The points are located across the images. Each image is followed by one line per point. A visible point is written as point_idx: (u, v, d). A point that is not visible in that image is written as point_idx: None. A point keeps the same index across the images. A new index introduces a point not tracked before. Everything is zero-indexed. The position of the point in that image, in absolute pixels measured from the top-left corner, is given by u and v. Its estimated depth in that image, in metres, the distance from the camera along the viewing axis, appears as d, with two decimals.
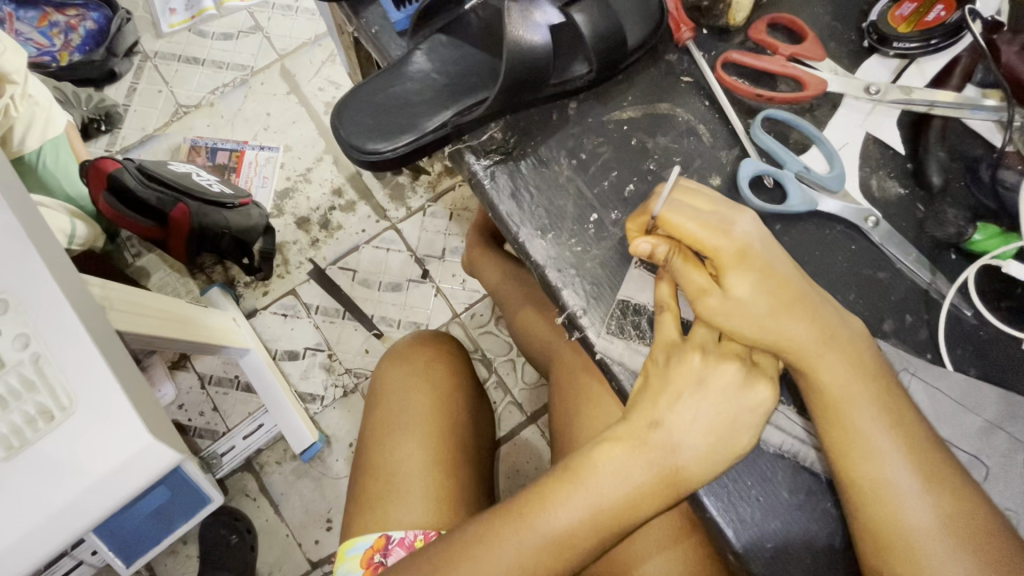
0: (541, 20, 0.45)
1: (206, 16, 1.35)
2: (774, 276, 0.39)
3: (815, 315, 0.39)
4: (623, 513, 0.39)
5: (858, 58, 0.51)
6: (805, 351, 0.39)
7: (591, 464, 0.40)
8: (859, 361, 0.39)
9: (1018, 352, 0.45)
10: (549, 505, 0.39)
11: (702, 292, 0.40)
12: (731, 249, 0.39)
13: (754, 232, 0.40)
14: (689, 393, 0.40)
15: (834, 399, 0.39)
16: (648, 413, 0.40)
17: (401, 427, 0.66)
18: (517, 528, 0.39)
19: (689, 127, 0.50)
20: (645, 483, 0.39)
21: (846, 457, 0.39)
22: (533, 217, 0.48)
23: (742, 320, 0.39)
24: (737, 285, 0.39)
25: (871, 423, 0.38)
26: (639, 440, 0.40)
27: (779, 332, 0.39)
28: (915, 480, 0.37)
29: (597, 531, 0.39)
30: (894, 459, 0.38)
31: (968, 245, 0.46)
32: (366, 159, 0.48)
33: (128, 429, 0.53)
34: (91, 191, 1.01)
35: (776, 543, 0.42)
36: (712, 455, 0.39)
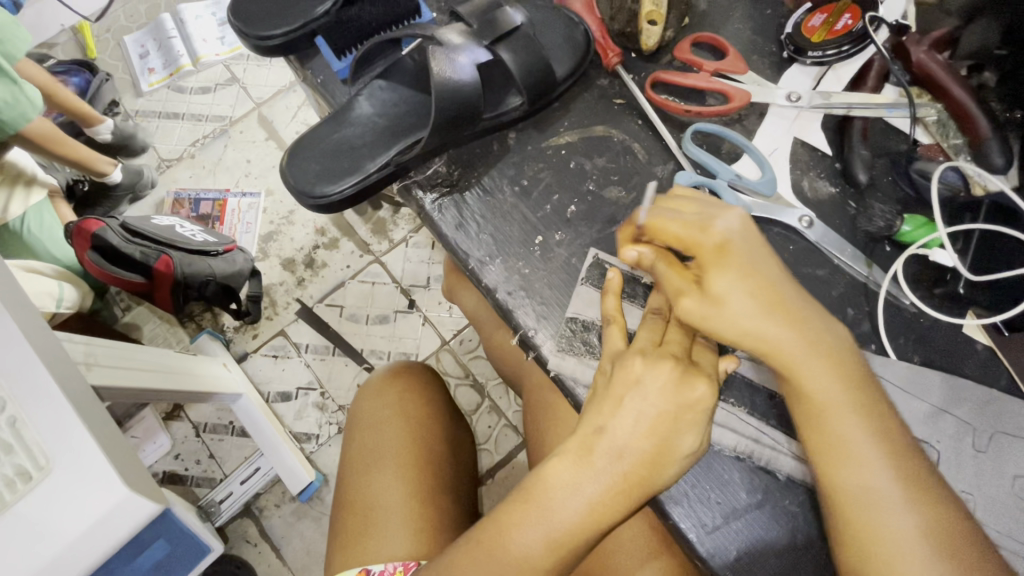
0: (465, 60, 0.47)
1: (184, 72, 1.40)
2: (753, 276, 0.39)
3: (797, 319, 0.39)
4: (580, 530, 0.39)
5: (780, 68, 0.53)
6: (790, 355, 0.38)
7: (544, 483, 0.41)
8: (840, 364, 0.39)
9: (959, 336, 0.46)
10: (508, 529, 0.40)
11: (680, 293, 0.41)
12: (711, 244, 0.40)
13: (735, 229, 0.41)
14: (631, 397, 0.40)
15: (819, 403, 0.38)
16: (594, 420, 0.41)
17: (377, 460, 0.67)
18: (480, 556, 0.40)
19: (625, 146, 0.52)
20: (598, 495, 0.39)
21: (828, 461, 0.38)
22: (480, 244, 0.50)
23: (723, 322, 0.39)
24: (717, 283, 0.39)
25: (852, 427, 0.38)
26: (588, 454, 0.40)
27: (760, 334, 0.39)
28: (897, 485, 0.37)
29: (556, 551, 0.39)
30: (876, 463, 0.37)
31: (898, 236, 0.47)
32: (316, 203, 0.50)
33: (103, 484, 0.54)
34: (76, 251, 1.03)
35: (738, 545, 0.42)
36: (654, 456, 0.39)
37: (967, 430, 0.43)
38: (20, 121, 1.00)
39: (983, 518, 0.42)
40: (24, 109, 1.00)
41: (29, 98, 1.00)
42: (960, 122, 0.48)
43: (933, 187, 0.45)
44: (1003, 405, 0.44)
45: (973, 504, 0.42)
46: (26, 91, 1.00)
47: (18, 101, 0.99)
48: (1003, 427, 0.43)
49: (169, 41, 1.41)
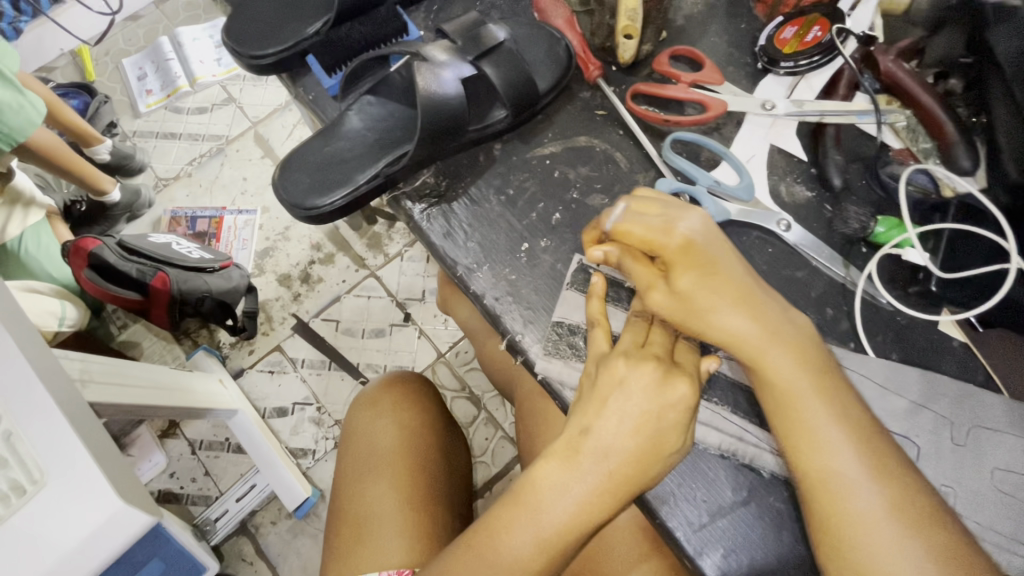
0: (449, 75, 0.49)
1: (181, 93, 1.42)
2: (713, 271, 0.41)
3: (759, 311, 0.40)
4: (569, 531, 0.40)
5: (755, 79, 0.56)
6: (755, 345, 0.40)
7: (534, 485, 0.41)
8: (805, 353, 0.40)
9: (936, 333, 0.47)
10: (500, 532, 0.41)
11: (650, 287, 0.43)
12: (672, 244, 0.41)
13: (698, 227, 0.42)
14: (614, 397, 0.41)
15: (784, 391, 0.39)
16: (580, 422, 0.42)
17: (372, 469, 0.67)
18: (472, 561, 0.41)
19: (607, 155, 0.54)
20: (586, 495, 0.40)
21: (794, 445, 0.39)
22: (468, 252, 0.51)
23: (688, 315, 0.41)
24: (681, 280, 0.41)
25: (818, 414, 0.38)
26: (575, 455, 0.41)
27: (721, 326, 0.40)
28: (862, 466, 0.37)
29: (546, 552, 0.40)
30: (841, 446, 0.37)
31: (872, 238, 0.49)
32: (307, 214, 0.51)
33: (97, 497, 0.54)
34: (73, 270, 1.05)
35: (725, 543, 0.43)
36: (640, 455, 0.40)
37: (945, 424, 0.44)
38: (27, 126, 1.01)
39: (963, 511, 0.43)
40: (29, 114, 1.02)
41: (34, 105, 1.02)
42: (928, 127, 0.50)
43: (902, 189, 0.47)
44: (980, 400, 0.45)
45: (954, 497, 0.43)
46: (30, 97, 1.02)
47: (23, 107, 1.01)
48: (980, 421, 0.44)
49: (166, 63, 1.44)
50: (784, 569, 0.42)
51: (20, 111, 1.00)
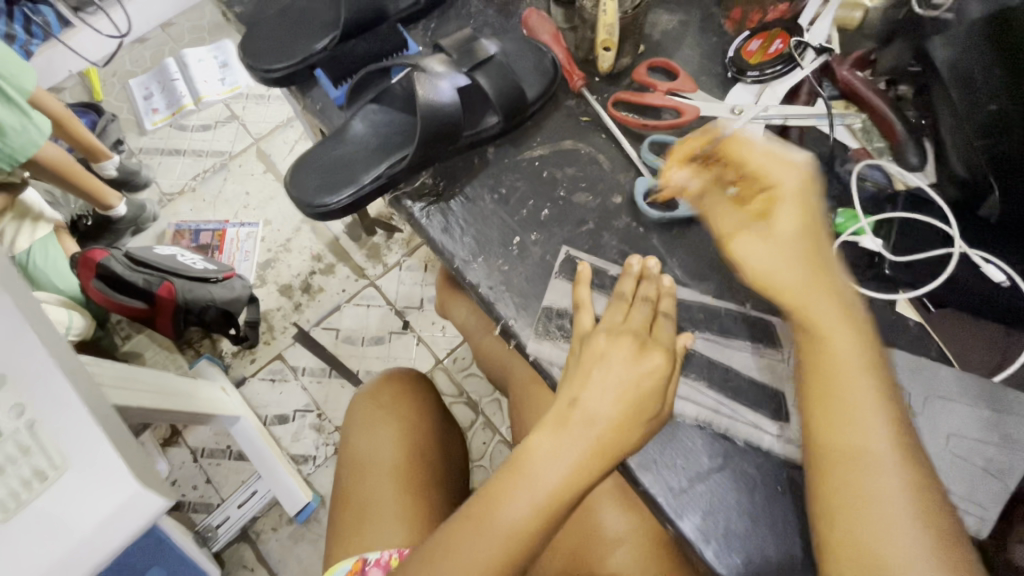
0: (446, 85, 0.54)
1: (186, 111, 1.48)
2: (807, 219, 0.46)
3: (831, 279, 0.45)
4: (562, 493, 0.43)
5: (725, 87, 0.61)
6: (814, 300, 0.44)
7: (528, 455, 0.45)
8: (856, 322, 0.43)
9: (893, 313, 0.52)
10: (498, 500, 0.44)
11: (740, 219, 0.48)
12: (792, 183, 0.46)
13: (808, 175, 0.47)
14: (597, 370, 0.46)
15: (835, 356, 0.42)
16: (569, 395, 0.46)
17: (373, 459, 0.71)
18: (474, 527, 0.44)
19: (591, 157, 0.59)
20: (576, 460, 0.43)
21: (827, 402, 0.41)
22: (464, 245, 0.56)
23: (764, 244, 0.46)
24: (779, 214, 0.46)
25: (863, 390, 0.41)
26: (566, 425, 0.45)
27: (785, 268, 0.45)
28: (886, 439, 0.40)
29: (542, 514, 0.43)
30: (877, 423, 0.40)
31: (834, 228, 0.53)
32: (315, 212, 0.55)
33: (116, 481, 0.57)
34: (81, 280, 1.10)
35: (703, 505, 0.47)
36: (622, 420, 0.44)
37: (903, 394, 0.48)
38: (29, 146, 1.07)
39: None
40: (32, 135, 1.07)
41: (37, 126, 1.08)
42: (882, 130, 0.55)
43: (854, 183, 0.51)
44: (934, 372, 0.49)
45: None
46: (35, 119, 1.07)
47: (26, 128, 1.06)
48: (935, 392, 0.48)
49: (172, 83, 1.50)
50: (757, 529, 0.46)
51: (23, 133, 1.06)
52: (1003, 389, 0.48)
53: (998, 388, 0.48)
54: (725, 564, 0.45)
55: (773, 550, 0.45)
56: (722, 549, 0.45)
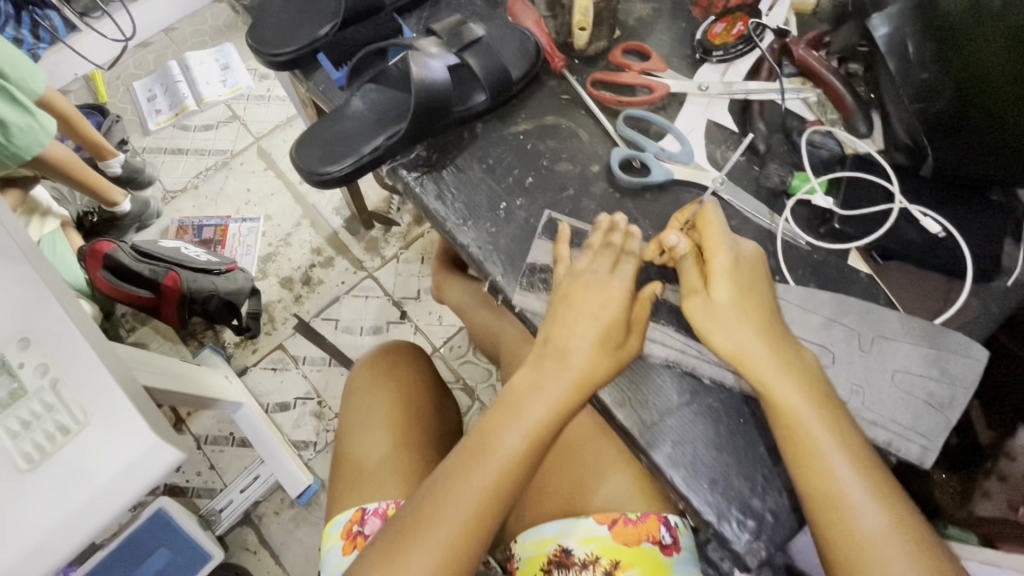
0: (437, 63, 0.59)
1: (188, 112, 1.53)
2: (747, 298, 0.50)
3: (769, 336, 0.49)
4: (550, 421, 0.49)
5: (694, 67, 0.66)
6: (762, 364, 0.48)
7: (515, 392, 0.51)
8: (810, 384, 0.48)
9: (845, 266, 0.57)
10: (494, 434, 0.50)
11: (692, 291, 0.51)
12: (725, 260, 0.51)
13: (739, 253, 0.52)
14: (566, 313, 0.52)
15: (787, 406, 0.47)
16: (545, 337, 0.53)
17: (370, 422, 0.75)
18: (474, 459, 0.49)
19: (571, 131, 0.64)
20: (557, 388, 0.50)
21: (805, 467, 0.46)
22: (455, 211, 0.61)
23: (714, 320, 0.50)
24: (720, 292, 0.50)
25: (814, 421, 0.46)
26: (545, 361, 0.51)
27: (737, 341, 0.49)
28: (862, 488, 0.44)
29: (534, 440, 0.49)
30: (830, 446, 0.46)
31: (790, 191, 0.59)
32: (318, 179, 0.61)
33: (135, 436, 0.60)
34: (89, 271, 1.16)
35: (673, 436, 0.51)
36: (596, 350, 0.50)
37: (854, 334, 0.54)
38: (34, 145, 1.11)
39: (870, 405, 0.52)
40: (38, 135, 1.11)
41: (43, 126, 1.11)
42: (834, 102, 0.61)
43: (803, 151, 0.57)
44: (881, 315, 0.54)
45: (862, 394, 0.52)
46: (41, 120, 1.11)
47: (33, 128, 1.10)
48: (882, 332, 0.54)
49: (175, 85, 1.56)
50: (722, 456, 0.51)
51: (30, 132, 1.10)
52: (943, 330, 0.53)
53: (939, 329, 0.53)
54: (692, 487, 0.50)
55: (735, 473, 0.50)
56: (690, 474, 0.50)
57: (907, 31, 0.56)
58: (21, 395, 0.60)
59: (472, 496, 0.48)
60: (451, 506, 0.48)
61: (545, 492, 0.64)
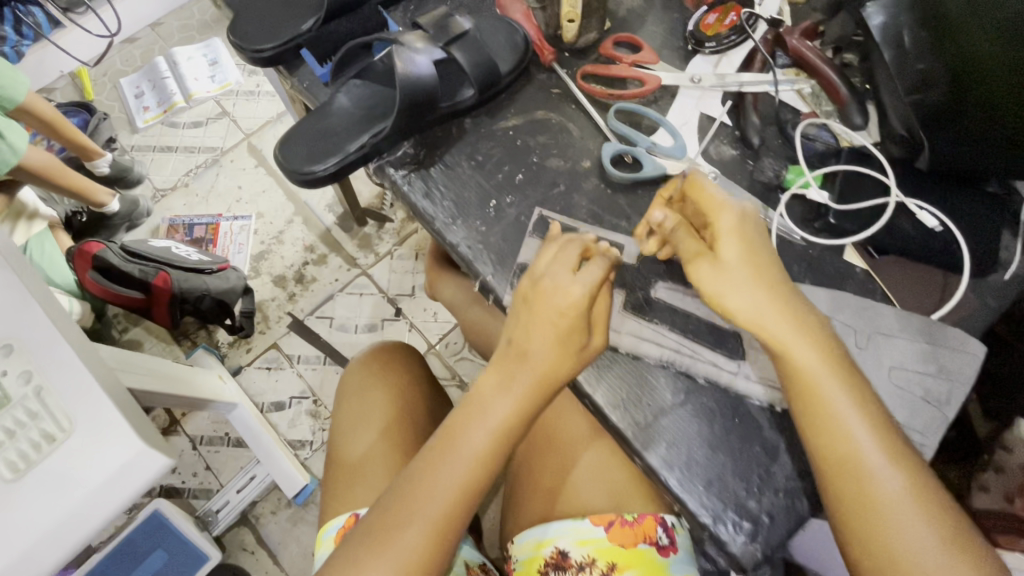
0: (423, 58, 0.57)
1: (177, 109, 1.51)
2: (757, 257, 0.48)
3: (781, 294, 0.47)
4: (513, 422, 0.48)
5: (686, 59, 0.65)
6: (775, 324, 0.46)
7: (480, 392, 0.50)
8: (822, 342, 0.46)
9: (840, 261, 0.56)
10: (458, 435, 0.49)
11: (698, 254, 0.49)
12: (730, 221, 0.49)
13: (747, 212, 0.50)
14: (526, 313, 0.50)
15: (803, 368, 0.45)
16: (508, 337, 0.51)
17: (359, 422, 0.75)
18: (437, 460, 0.48)
19: (561, 126, 0.63)
20: (519, 390, 0.48)
21: (816, 422, 0.45)
22: (444, 209, 0.60)
23: (726, 281, 0.48)
24: (727, 253, 0.48)
25: (830, 383, 0.45)
26: (508, 362, 0.50)
27: (753, 302, 0.47)
28: (873, 444, 0.43)
29: (498, 441, 0.48)
30: (847, 408, 0.44)
31: (784, 184, 0.58)
32: (303, 178, 0.59)
33: (121, 441, 0.59)
34: (78, 272, 1.15)
35: (668, 439, 0.50)
36: (556, 349, 0.48)
37: (850, 331, 0.53)
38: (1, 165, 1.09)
39: None
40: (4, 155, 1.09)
41: (11, 145, 1.10)
42: (828, 93, 0.60)
43: (799, 143, 0.56)
44: (878, 311, 0.53)
45: None
46: (10, 139, 1.10)
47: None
48: (878, 328, 0.53)
49: (163, 81, 1.54)
50: (717, 456, 0.50)
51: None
52: (941, 325, 0.53)
53: (936, 324, 0.53)
54: (688, 489, 0.49)
55: (731, 473, 0.49)
56: (685, 475, 0.49)
57: (903, 21, 0.55)
58: (6, 402, 0.59)
59: (437, 499, 0.47)
60: (418, 507, 0.47)
61: (538, 495, 0.63)
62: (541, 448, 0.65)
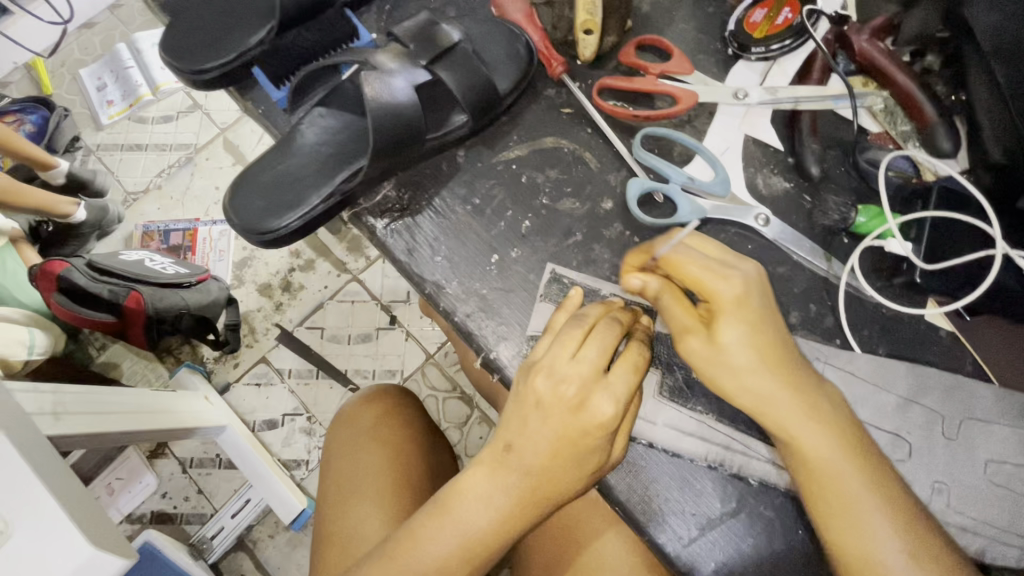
0: (400, 82, 0.46)
1: (144, 103, 1.33)
2: (760, 331, 0.38)
3: (796, 382, 0.38)
4: (489, 540, 0.39)
5: (726, 65, 0.53)
6: (785, 416, 0.37)
7: (455, 496, 0.40)
8: (839, 426, 0.37)
9: (921, 324, 0.46)
10: (418, 543, 0.40)
11: (686, 331, 0.39)
12: (730, 294, 0.38)
13: (753, 278, 0.39)
14: (534, 415, 0.39)
15: (817, 467, 0.36)
16: (504, 435, 0.41)
17: (348, 490, 0.66)
18: (390, 571, 0.40)
19: (576, 156, 0.51)
20: (505, 508, 0.39)
21: (829, 524, 0.36)
22: (436, 267, 0.49)
23: (723, 369, 0.38)
24: (725, 333, 0.38)
25: (857, 489, 0.36)
26: (498, 470, 0.40)
27: (758, 392, 0.38)
28: (900, 550, 0.35)
29: (467, 560, 0.39)
30: (878, 523, 0.35)
31: (854, 228, 0.47)
32: (263, 238, 0.48)
33: (67, 543, 0.48)
34: (43, 294, 0.98)
35: (717, 560, 0.42)
36: (552, 460, 0.38)
37: (936, 419, 0.43)
38: None
39: (957, 507, 0.42)
40: None
41: None
42: (907, 109, 0.48)
43: (879, 177, 0.45)
44: (970, 391, 0.44)
45: (949, 493, 0.42)
46: None
47: None
48: (971, 413, 0.43)
49: (126, 72, 1.35)
50: None
51: None
52: None
53: None
54: None
55: None
56: None
57: None
58: None
59: None
60: None
61: None
62: None
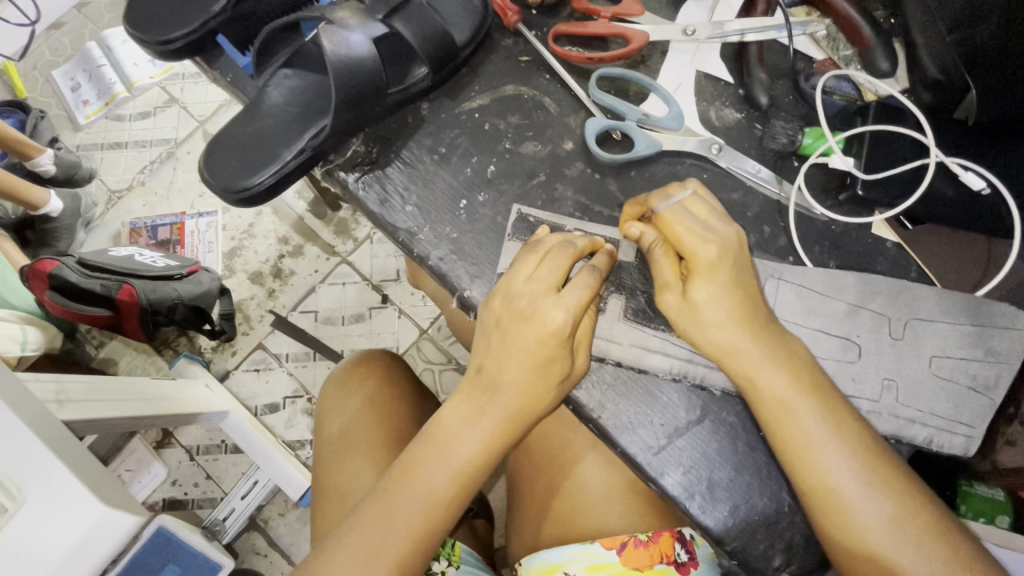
0: (358, 35, 0.48)
1: (119, 100, 1.33)
2: (734, 289, 0.40)
3: (762, 331, 0.41)
4: (475, 461, 0.42)
5: (676, 5, 0.55)
6: (753, 362, 0.40)
7: (440, 426, 0.44)
8: (802, 371, 0.40)
9: (867, 237, 0.49)
10: (413, 472, 0.43)
11: (664, 286, 0.42)
12: (707, 257, 0.40)
13: (731, 241, 0.41)
14: (497, 336, 0.43)
15: (777, 409, 0.39)
16: (478, 363, 0.44)
17: (343, 447, 0.69)
18: (392, 501, 0.42)
19: (536, 102, 0.53)
20: (487, 429, 0.42)
21: (794, 462, 0.39)
22: (408, 216, 0.51)
23: (693, 324, 0.41)
24: (698, 291, 0.40)
25: (818, 430, 0.39)
26: (477, 393, 0.43)
27: (724, 342, 0.40)
28: (859, 479, 0.38)
29: (457, 480, 0.43)
30: (839, 459, 0.38)
31: (801, 150, 0.50)
32: (237, 196, 0.50)
33: (79, 504, 0.50)
34: (36, 293, 0.99)
35: (684, 470, 0.45)
36: (522, 375, 0.42)
37: (884, 320, 0.46)
38: None
39: (906, 400, 0.45)
40: None
41: None
42: (847, 34, 0.51)
43: (819, 100, 0.47)
44: (915, 294, 0.46)
45: (897, 387, 0.45)
46: None
47: None
48: (916, 314, 0.46)
49: (99, 70, 1.34)
50: (742, 476, 0.45)
51: None
52: (987, 301, 0.46)
53: (983, 301, 0.46)
54: (712, 516, 0.44)
55: (757, 492, 0.44)
56: (707, 501, 0.44)
57: None
58: None
59: (384, 547, 0.41)
60: (365, 553, 0.41)
61: (546, 525, 0.55)
62: (540, 467, 0.58)
